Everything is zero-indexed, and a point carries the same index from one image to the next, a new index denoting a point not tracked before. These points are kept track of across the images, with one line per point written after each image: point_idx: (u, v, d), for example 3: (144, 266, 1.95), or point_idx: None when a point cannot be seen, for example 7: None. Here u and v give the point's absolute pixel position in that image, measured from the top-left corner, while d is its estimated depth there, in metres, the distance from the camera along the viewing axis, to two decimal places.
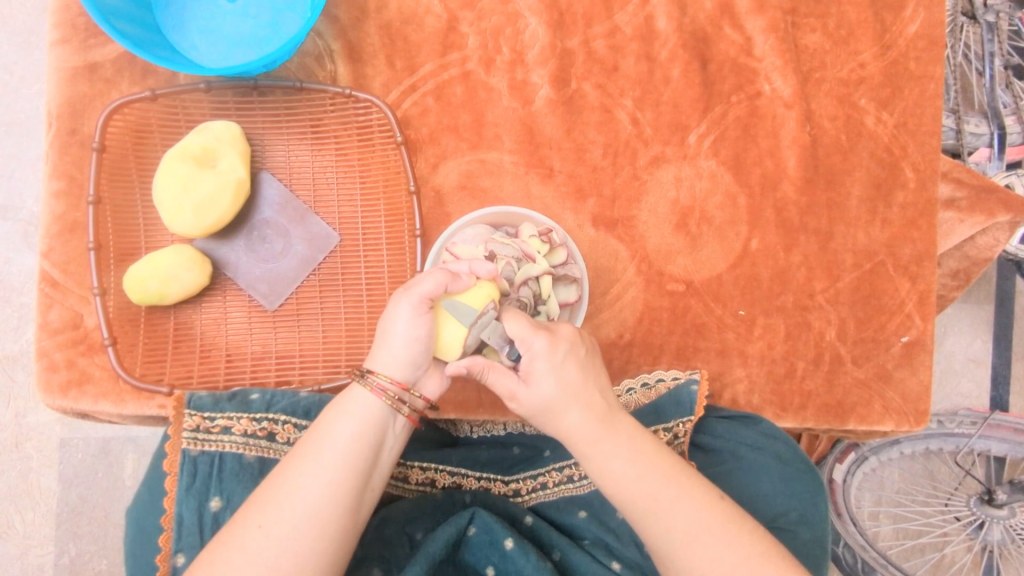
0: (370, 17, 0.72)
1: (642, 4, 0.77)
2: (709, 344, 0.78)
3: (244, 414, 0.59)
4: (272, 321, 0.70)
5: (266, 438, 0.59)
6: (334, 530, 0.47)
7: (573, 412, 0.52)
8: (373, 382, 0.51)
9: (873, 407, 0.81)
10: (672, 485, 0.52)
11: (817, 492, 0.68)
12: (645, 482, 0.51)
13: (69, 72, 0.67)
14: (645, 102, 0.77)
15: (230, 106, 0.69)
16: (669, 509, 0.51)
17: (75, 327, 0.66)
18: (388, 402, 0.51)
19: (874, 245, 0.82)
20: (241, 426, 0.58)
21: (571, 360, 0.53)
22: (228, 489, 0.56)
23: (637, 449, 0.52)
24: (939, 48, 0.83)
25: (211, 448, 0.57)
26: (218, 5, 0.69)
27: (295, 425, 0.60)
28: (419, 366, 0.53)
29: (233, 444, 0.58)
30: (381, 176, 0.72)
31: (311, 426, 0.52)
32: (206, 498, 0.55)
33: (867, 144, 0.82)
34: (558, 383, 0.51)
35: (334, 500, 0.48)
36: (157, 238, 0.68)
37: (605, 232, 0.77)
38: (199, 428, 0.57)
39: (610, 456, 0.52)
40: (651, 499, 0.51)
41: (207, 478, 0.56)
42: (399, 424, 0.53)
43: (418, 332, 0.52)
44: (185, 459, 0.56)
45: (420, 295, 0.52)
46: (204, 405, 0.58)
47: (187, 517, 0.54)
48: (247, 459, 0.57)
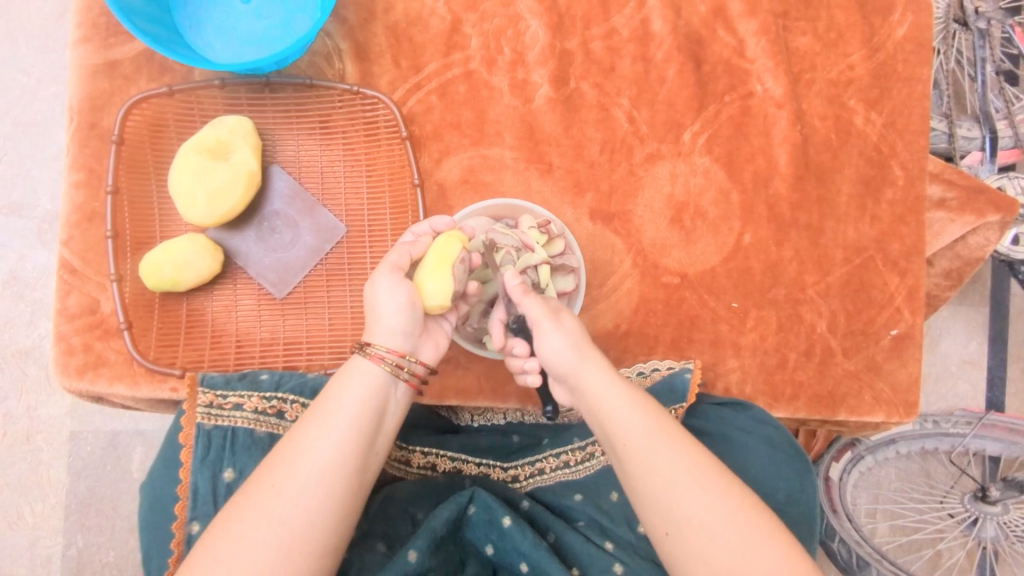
0: (377, 19, 0.75)
1: (638, 8, 0.80)
2: (703, 335, 0.81)
3: (255, 393, 0.62)
4: (281, 309, 0.72)
5: (276, 415, 0.61)
6: (344, 489, 0.50)
7: (585, 370, 0.57)
8: (372, 351, 0.55)
9: (864, 398, 0.84)
10: (658, 435, 0.54)
11: (806, 473, 0.70)
12: (633, 427, 0.54)
13: (90, 68, 0.70)
14: (641, 101, 0.80)
15: (243, 102, 0.72)
16: (652, 452, 0.52)
17: (92, 312, 0.69)
18: (385, 369, 0.55)
19: (863, 240, 0.85)
20: (252, 404, 0.61)
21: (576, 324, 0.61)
22: (241, 462, 0.58)
23: (625, 400, 0.56)
24: (926, 51, 0.86)
25: (225, 423, 0.59)
26: (233, 6, 0.72)
27: (303, 405, 0.63)
28: (413, 331, 0.58)
29: (245, 420, 0.60)
30: (387, 170, 0.75)
31: (318, 398, 0.54)
32: (220, 469, 0.57)
33: (857, 143, 0.85)
34: (565, 339, 0.58)
35: (343, 460, 0.50)
36: (172, 227, 0.71)
37: (603, 225, 0.80)
38: (212, 404, 0.60)
39: (605, 405, 0.55)
40: (636, 444, 0.53)
41: (221, 450, 0.58)
42: (399, 391, 0.56)
43: (401, 293, 0.56)
44: (200, 433, 0.58)
45: (390, 265, 0.58)
46: (217, 384, 0.61)
47: (202, 486, 0.56)
48: (258, 435, 0.60)
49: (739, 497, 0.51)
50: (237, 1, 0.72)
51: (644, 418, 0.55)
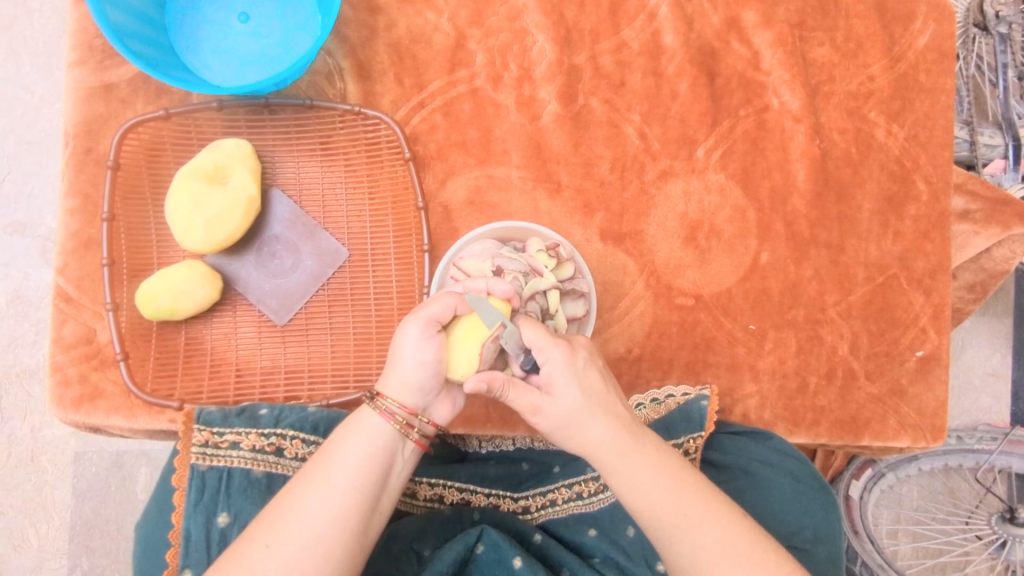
0: (380, 36, 0.73)
1: (649, 20, 0.77)
2: (719, 358, 0.78)
3: (252, 429, 0.59)
4: (282, 336, 0.70)
5: (275, 453, 0.59)
6: (341, 552, 0.48)
7: (597, 425, 0.53)
8: (382, 405, 0.53)
9: (888, 422, 0.80)
10: (702, 503, 0.52)
11: (829, 508, 0.68)
12: (675, 495, 0.51)
13: (86, 92, 0.68)
14: (653, 116, 0.77)
15: (241, 124, 0.70)
16: (699, 525, 0.51)
17: (88, 342, 0.67)
18: (395, 427, 0.52)
19: (886, 258, 0.82)
20: (249, 441, 0.59)
21: (591, 369, 0.55)
22: (236, 505, 0.56)
23: (665, 464, 0.53)
24: (949, 60, 0.83)
25: (220, 463, 0.57)
26: (231, 26, 0.70)
27: (303, 441, 0.61)
28: (429, 393, 0.54)
29: (242, 459, 0.58)
30: (390, 191, 0.73)
31: (319, 449, 0.52)
32: (213, 514, 0.55)
33: (878, 156, 0.82)
34: (580, 392, 0.53)
35: (341, 523, 0.48)
36: (169, 253, 0.69)
37: (614, 246, 0.77)
38: (208, 444, 0.58)
39: (637, 470, 0.52)
40: (681, 514, 0.51)
41: (215, 493, 0.56)
42: (408, 449, 0.54)
43: (427, 354, 0.53)
44: (194, 474, 0.57)
45: (429, 317, 0.53)
46: (213, 421, 0.59)
47: (194, 533, 0.54)
48: (255, 475, 0.58)
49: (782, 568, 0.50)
50: (235, 20, 0.70)
51: (686, 485, 0.52)
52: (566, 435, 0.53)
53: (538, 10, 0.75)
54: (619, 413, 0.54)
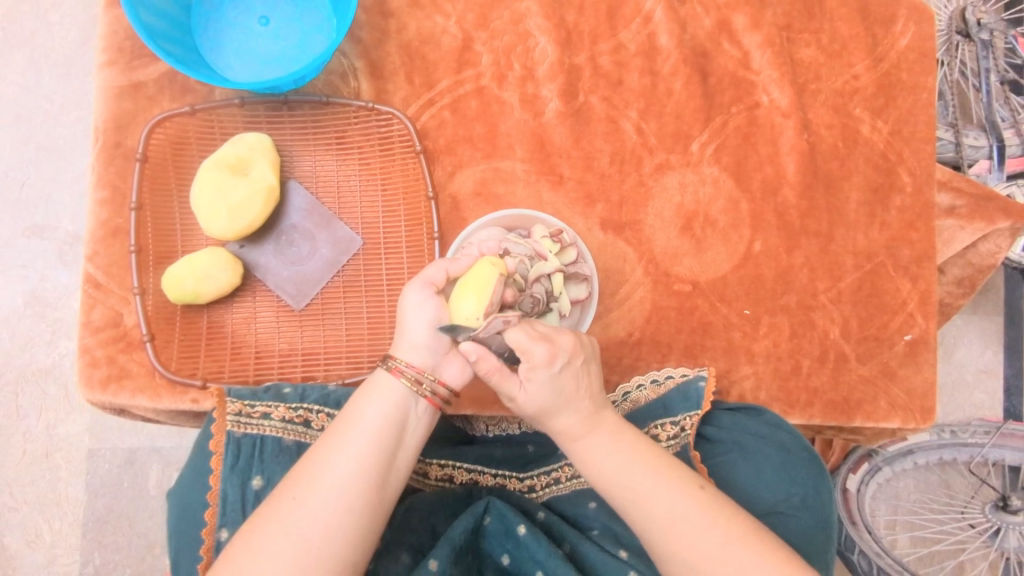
0: (391, 38, 0.77)
1: (644, 23, 0.82)
2: (716, 342, 0.82)
3: (281, 402, 0.63)
4: (299, 320, 0.74)
5: (303, 424, 0.64)
6: (362, 503, 0.51)
7: (571, 413, 0.56)
8: (394, 365, 0.55)
9: (879, 403, 0.84)
10: (654, 477, 0.55)
11: (818, 478, 0.70)
12: (631, 467, 0.55)
13: (114, 90, 0.72)
14: (649, 113, 0.82)
15: (262, 120, 0.74)
16: (648, 496, 0.54)
17: (115, 326, 0.70)
18: (406, 384, 0.55)
19: (873, 246, 0.86)
20: (280, 413, 0.63)
21: (567, 371, 0.55)
22: (269, 469, 0.60)
23: (626, 439, 0.57)
24: (929, 60, 0.87)
25: (253, 431, 0.61)
26: (251, 29, 0.75)
27: (329, 414, 0.65)
28: (438, 352, 0.57)
29: (273, 428, 0.62)
30: (401, 183, 0.77)
31: (341, 411, 0.56)
32: (249, 477, 0.59)
33: (864, 150, 0.86)
34: (555, 386, 0.55)
35: (362, 475, 0.51)
36: (193, 241, 0.73)
37: (614, 235, 0.81)
38: (241, 413, 0.61)
39: (598, 446, 0.56)
40: (629, 487, 0.54)
41: (250, 458, 0.60)
42: (422, 407, 0.57)
43: (428, 313, 0.56)
44: (229, 440, 0.60)
45: (425, 280, 0.57)
46: (244, 395, 0.63)
47: (231, 494, 0.58)
48: (286, 442, 0.62)
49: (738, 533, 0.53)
50: (256, 23, 0.75)
51: (646, 459, 0.56)
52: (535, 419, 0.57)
53: (541, 14, 0.80)
54: (586, 405, 0.56)
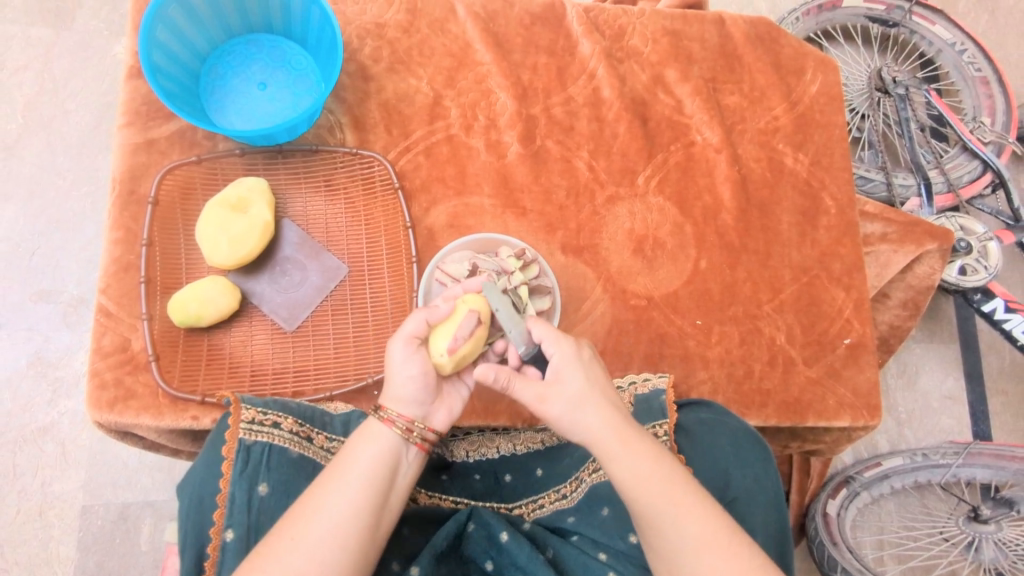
0: (372, 97, 0.89)
1: (590, 79, 0.95)
2: (673, 350, 0.90)
3: (290, 415, 0.71)
4: (291, 341, 0.82)
5: (306, 439, 0.71)
6: (356, 540, 0.57)
7: (598, 410, 0.64)
8: (384, 415, 0.63)
9: (828, 402, 0.92)
10: (684, 499, 0.60)
11: (765, 460, 0.77)
12: (665, 486, 0.60)
13: (131, 147, 0.83)
14: (599, 153, 0.94)
15: (259, 166, 0.85)
16: (684, 515, 0.59)
17: (124, 350, 0.78)
18: (397, 432, 0.63)
19: (807, 261, 0.96)
20: (287, 424, 0.70)
21: (593, 363, 0.67)
22: (274, 478, 0.66)
23: (658, 458, 0.62)
24: (838, 103, 1.02)
25: (263, 439, 0.68)
26: (251, 93, 0.87)
27: (327, 437, 0.73)
28: (424, 399, 0.66)
29: (281, 438, 0.69)
30: (382, 218, 0.87)
31: (335, 457, 0.62)
32: (256, 483, 0.65)
33: (789, 179, 0.98)
34: (583, 386, 0.64)
35: (356, 514, 0.58)
36: (196, 272, 0.82)
37: (574, 258, 0.91)
38: (254, 420, 0.68)
39: (635, 461, 0.61)
40: (667, 496, 0.60)
41: (257, 465, 0.66)
42: (411, 453, 0.64)
43: (414, 365, 0.65)
44: (241, 446, 0.66)
45: (407, 335, 0.65)
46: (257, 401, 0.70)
47: (238, 495, 0.64)
48: (291, 454, 0.68)
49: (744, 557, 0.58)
50: (255, 88, 0.88)
51: (674, 477, 0.61)
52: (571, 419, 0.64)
53: (499, 73, 0.92)
54: (617, 408, 0.65)
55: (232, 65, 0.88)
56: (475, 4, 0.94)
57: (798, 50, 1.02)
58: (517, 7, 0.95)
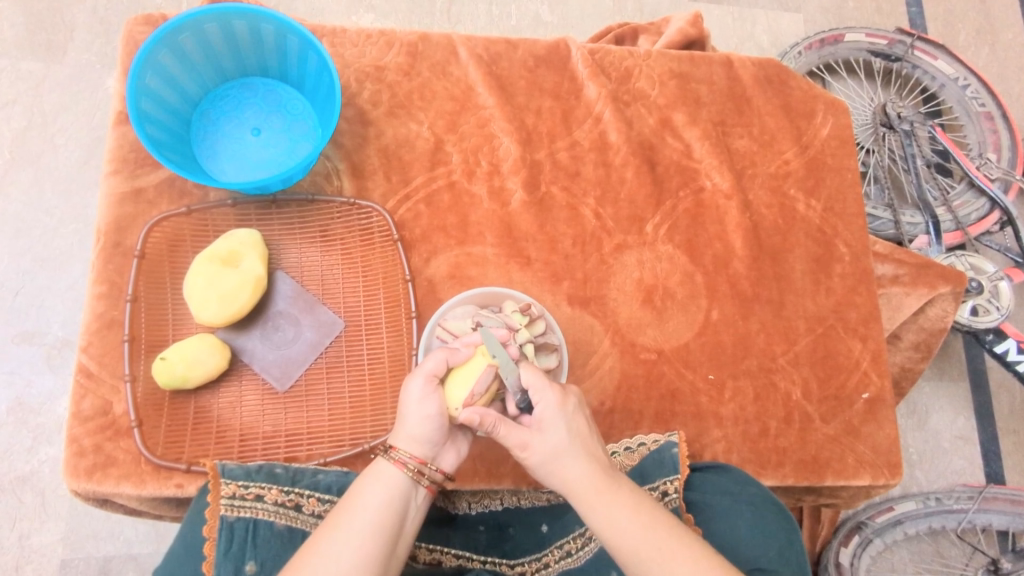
0: (371, 143, 0.86)
1: (595, 123, 0.92)
2: (685, 408, 0.86)
3: (274, 484, 0.66)
4: (283, 402, 0.77)
5: (294, 508, 0.65)
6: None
7: (577, 460, 0.60)
8: (396, 456, 0.59)
9: (847, 461, 0.87)
10: (677, 544, 0.57)
11: (790, 531, 0.71)
12: (650, 535, 0.57)
13: (117, 196, 0.79)
14: (606, 199, 0.90)
15: (252, 217, 0.82)
16: (675, 559, 0.56)
17: (104, 414, 0.73)
18: (407, 474, 0.58)
19: (822, 311, 0.92)
20: (272, 495, 0.65)
21: (579, 414, 0.63)
22: (262, 555, 0.61)
23: (638, 505, 0.59)
24: (849, 146, 0.99)
25: (247, 514, 0.63)
26: (245, 139, 0.84)
27: (318, 499, 0.67)
28: (436, 442, 0.61)
29: (266, 511, 0.64)
30: (380, 270, 0.83)
31: (340, 501, 0.58)
32: (242, 563, 0.60)
33: (802, 226, 0.95)
34: (563, 435, 0.60)
35: (363, 564, 0.52)
36: (183, 329, 0.78)
37: (580, 309, 0.87)
38: (235, 496, 0.63)
39: (613, 511, 0.58)
40: (654, 547, 0.56)
41: (243, 543, 0.61)
42: (421, 496, 0.59)
43: (430, 407, 0.60)
44: (223, 525, 0.61)
45: (427, 373, 0.61)
46: (237, 475, 0.65)
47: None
48: (278, 527, 0.63)
49: None
50: (248, 134, 0.84)
51: (659, 522, 0.58)
52: (550, 470, 0.60)
53: (503, 118, 0.89)
54: (599, 457, 0.62)
55: (225, 111, 0.84)
56: (478, 46, 0.91)
57: (808, 92, 1.00)
58: (520, 49, 0.92)
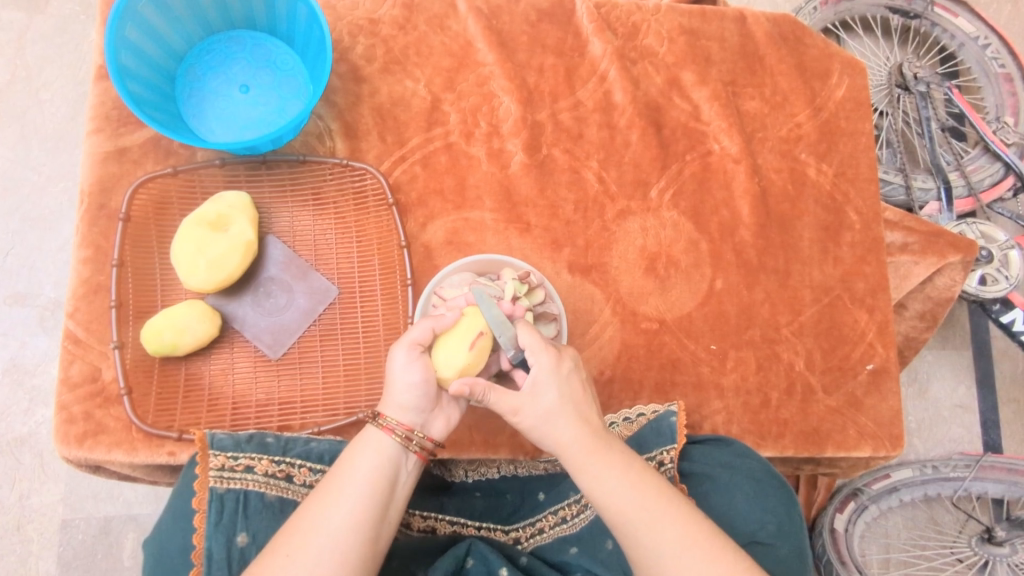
0: (364, 101, 0.82)
1: (600, 82, 0.88)
2: (686, 378, 0.84)
3: (264, 455, 0.64)
4: (276, 370, 0.76)
5: (285, 479, 0.64)
6: (357, 556, 0.51)
7: (566, 422, 0.58)
8: (383, 422, 0.57)
9: (849, 432, 0.86)
10: (663, 507, 0.55)
11: (790, 506, 0.70)
12: (637, 497, 0.55)
13: (100, 156, 0.76)
14: (609, 162, 0.87)
15: (242, 179, 0.79)
16: (659, 521, 0.54)
17: (94, 380, 0.72)
18: (396, 440, 0.56)
19: (830, 281, 0.90)
20: (262, 466, 0.64)
21: (573, 377, 0.61)
22: (254, 526, 0.60)
23: (629, 467, 0.57)
24: (865, 109, 0.95)
25: (236, 486, 0.62)
26: (232, 96, 0.80)
27: (310, 468, 0.66)
28: (425, 408, 0.59)
29: (256, 483, 0.63)
30: (375, 235, 0.81)
31: (333, 465, 0.57)
32: (233, 534, 0.59)
33: (812, 192, 0.91)
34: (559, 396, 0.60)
35: (355, 526, 0.51)
36: (173, 294, 0.76)
37: (581, 277, 0.85)
38: (224, 467, 0.62)
39: (603, 473, 0.56)
40: (643, 511, 0.55)
41: (234, 515, 0.60)
42: (411, 461, 0.58)
43: (414, 375, 0.58)
44: (212, 496, 0.60)
45: (411, 341, 0.59)
46: (226, 446, 0.63)
47: (216, 552, 0.58)
48: (269, 498, 0.63)
49: (736, 564, 0.53)
50: (236, 90, 0.80)
51: (648, 485, 0.56)
52: (541, 432, 0.58)
53: (503, 76, 0.85)
54: (592, 419, 0.60)
55: (211, 66, 0.80)
56: None
57: (824, 51, 0.95)
58: (523, 2, 0.88)
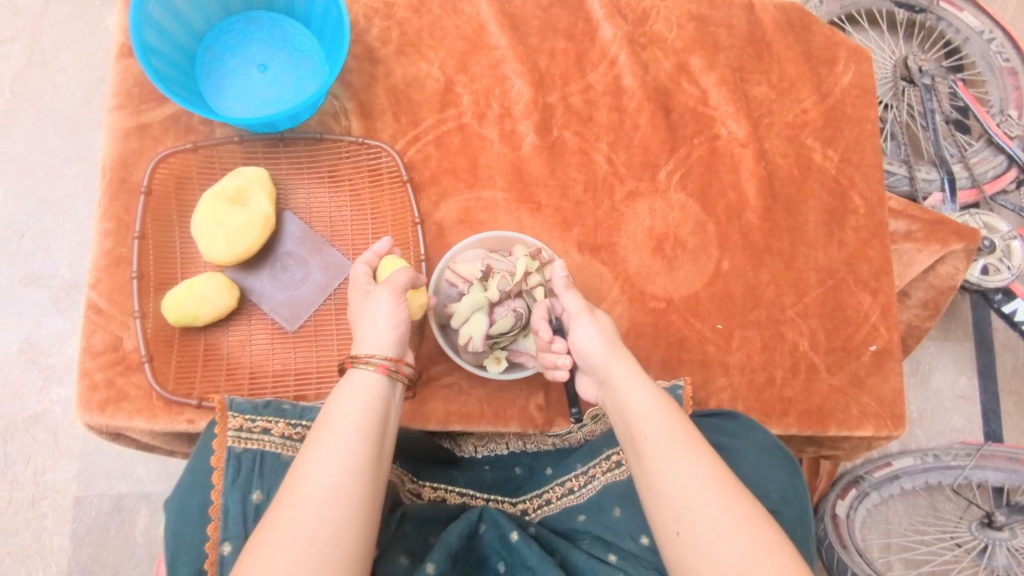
0: (379, 82, 0.84)
1: (610, 65, 0.90)
2: (692, 355, 0.86)
3: (281, 418, 0.66)
4: (292, 341, 0.78)
5: (300, 442, 0.66)
6: (362, 490, 0.50)
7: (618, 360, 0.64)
8: (373, 360, 0.60)
9: (851, 412, 0.88)
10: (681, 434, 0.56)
11: (794, 476, 0.71)
12: (665, 412, 0.58)
13: (122, 132, 0.78)
14: (618, 145, 0.89)
15: (259, 155, 0.80)
16: (676, 440, 0.55)
17: (115, 349, 0.73)
18: (387, 374, 0.59)
19: (834, 263, 0.91)
20: (279, 429, 0.66)
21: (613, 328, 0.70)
22: (269, 484, 0.62)
23: (660, 394, 0.61)
24: (870, 96, 0.96)
25: (253, 446, 0.64)
26: (250, 75, 0.82)
27: None
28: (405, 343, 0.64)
29: (273, 444, 0.65)
30: (390, 211, 0.83)
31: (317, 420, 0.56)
32: (250, 491, 0.61)
33: (817, 176, 0.93)
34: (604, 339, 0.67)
35: (354, 463, 0.51)
36: (192, 266, 0.78)
37: (590, 256, 0.86)
38: (242, 428, 0.64)
39: (636, 391, 0.61)
40: (669, 425, 0.57)
41: (251, 473, 0.62)
42: (398, 395, 0.60)
43: (401, 314, 0.64)
44: (230, 455, 0.62)
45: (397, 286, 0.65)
46: (245, 409, 0.65)
47: (233, 507, 0.59)
48: (285, 459, 0.65)
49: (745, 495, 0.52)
50: (254, 70, 0.82)
51: (674, 411, 0.59)
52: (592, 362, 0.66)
53: (515, 59, 0.86)
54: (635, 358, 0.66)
55: (230, 45, 0.82)
56: None
57: (830, 39, 0.97)
58: None
